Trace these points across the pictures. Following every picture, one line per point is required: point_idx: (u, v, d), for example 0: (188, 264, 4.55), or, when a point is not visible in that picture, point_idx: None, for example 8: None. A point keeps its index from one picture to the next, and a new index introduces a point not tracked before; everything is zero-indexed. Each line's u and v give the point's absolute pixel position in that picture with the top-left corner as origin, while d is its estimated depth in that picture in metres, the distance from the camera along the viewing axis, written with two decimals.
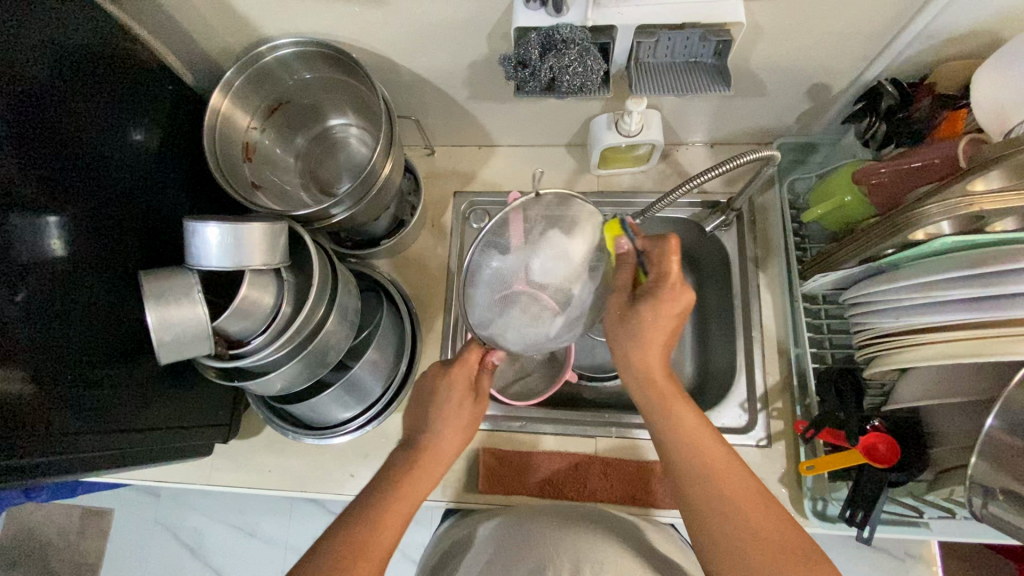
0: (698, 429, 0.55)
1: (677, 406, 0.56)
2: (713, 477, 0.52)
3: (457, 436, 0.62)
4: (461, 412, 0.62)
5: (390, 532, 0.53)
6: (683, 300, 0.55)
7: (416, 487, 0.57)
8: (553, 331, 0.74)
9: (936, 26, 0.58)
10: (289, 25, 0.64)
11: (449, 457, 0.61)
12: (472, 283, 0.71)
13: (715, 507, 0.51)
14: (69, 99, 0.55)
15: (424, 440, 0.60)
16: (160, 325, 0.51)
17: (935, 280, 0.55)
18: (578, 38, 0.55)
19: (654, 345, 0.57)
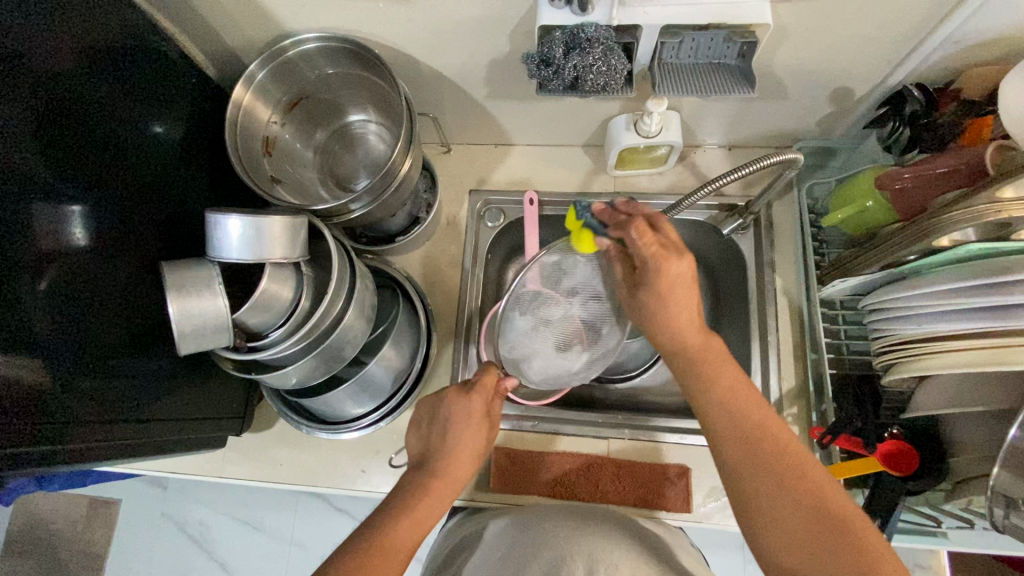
0: (737, 385, 0.54)
1: (714, 361, 0.56)
2: (756, 434, 0.51)
3: (468, 459, 0.59)
4: (471, 435, 0.59)
5: (393, 558, 0.50)
6: (677, 272, 0.54)
7: (425, 512, 0.54)
8: (575, 367, 0.75)
9: (965, 31, 0.58)
10: (313, 20, 0.65)
11: (458, 484, 0.58)
12: (507, 313, 0.69)
13: (765, 468, 0.49)
14: (91, 89, 0.55)
15: (436, 465, 0.58)
16: (182, 317, 0.51)
17: (963, 286, 0.54)
18: (603, 37, 0.55)
19: (685, 316, 0.56)
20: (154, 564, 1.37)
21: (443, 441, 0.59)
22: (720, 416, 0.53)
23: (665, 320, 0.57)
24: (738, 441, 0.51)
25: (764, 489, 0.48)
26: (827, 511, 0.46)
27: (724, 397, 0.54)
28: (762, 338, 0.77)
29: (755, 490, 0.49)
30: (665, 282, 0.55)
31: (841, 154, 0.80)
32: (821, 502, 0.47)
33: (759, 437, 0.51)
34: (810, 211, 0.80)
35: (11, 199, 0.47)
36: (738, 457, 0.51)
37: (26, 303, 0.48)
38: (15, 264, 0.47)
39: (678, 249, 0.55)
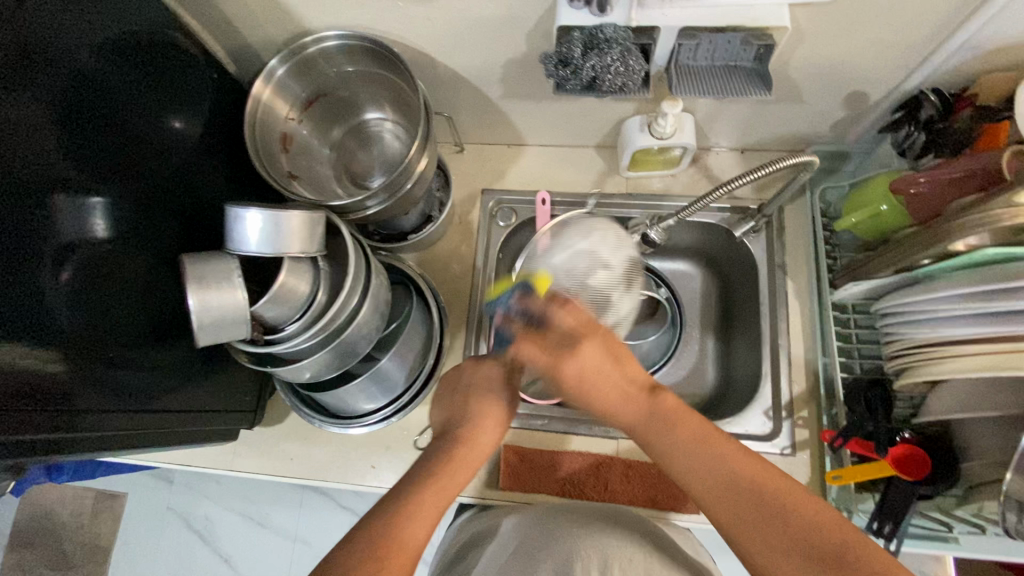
0: (692, 427, 0.52)
1: (665, 421, 0.54)
2: (714, 463, 0.50)
3: (494, 426, 0.59)
4: (495, 403, 0.60)
5: (421, 526, 0.49)
6: (584, 357, 0.55)
7: (455, 477, 0.55)
8: None
9: (983, 36, 0.58)
10: (334, 18, 0.65)
11: (484, 451, 0.58)
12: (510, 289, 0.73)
13: (745, 510, 0.48)
14: (112, 83, 0.56)
15: (460, 434, 0.58)
16: (201, 309, 0.52)
17: (978, 290, 0.54)
18: (621, 38, 0.56)
19: (614, 397, 0.56)
20: (158, 558, 1.37)
21: (470, 409, 0.59)
22: (686, 472, 0.51)
23: (600, 408, 0.57)
24: (714, 495, 0.49)
25: (755, 539, 0.47)
26: (813, 531, 0.45)
27: (678, 455, 0.52)
28: (773, 341, 0.77)
29: (748, 545, 0.47)
30: (579, 364, 0.55)
31: (854, 158, 0.80)
32: (809, 523, 0.46)
33: (733, 482, 0.49)
34: (823, 215, 0.80)
35: (36, 191, 0.48)
36: (721, 511, 0.49)
37: (49, 293, 0.49)
38: (39, 255, 0.48)
39: (567, 344, 0.56)
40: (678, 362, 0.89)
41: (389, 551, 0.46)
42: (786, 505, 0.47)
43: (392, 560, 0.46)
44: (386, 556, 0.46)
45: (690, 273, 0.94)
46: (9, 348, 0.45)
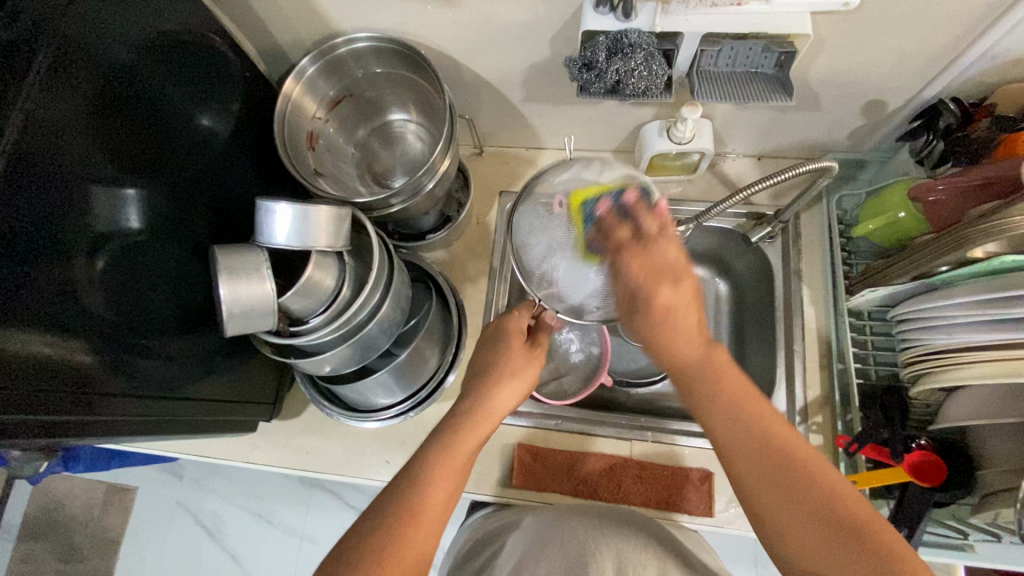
0: (742, 388, 0.52)
1: (715, 376, 0.53)
2: (758, 427, 0.50)
3: (514, 383, 0.61)
4: (514, 360, 0.62)
5: (442, 486, 0.53)
6: (681, 297, 0.53)
7: (472, 435, 0.57)
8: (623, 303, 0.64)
9: (1004, 47, 0.58)
10: (365, 21, 0.67)
11: (503, 412, 0.60)
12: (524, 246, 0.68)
13: (784, 482, 0.47)
14: (146, 78, 0.57)
15: (481, 388, 0.60)
16: (231, 299, 0.53)
17: (996, 298, 0.54)
18: (645, 43, 0.57)
19: (685, 336, 0.53)
20: (165, 553, 1.38)
21: (489, 374, 0.61)
22: (727, 429, 0.50)
23: (666, 341, 0.54)
24: (746, 448, 0.49)
25: (766, 483, 0.48)
26: (846, 512, 0.45)
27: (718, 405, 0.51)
28: (788, 346, 0.78)
29: (774, 512, 0.47)
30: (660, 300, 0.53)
31: (871, 166, 0.81)
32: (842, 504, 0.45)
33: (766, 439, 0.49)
34: (839, 223, 0.81)
35: (75, 182, 0.49)
36: (756, 479, 0.48)
37: (82, 281, 0.50)
38: (76, 243, 0.49)
39: (674, 278, 0.53)
40: None
41: (415, 515, 0.50)
42: (829, 489, 0.46)
43: (419, 526, 0.49)
44: (414, 524, 0.49)
45: (703, 278, 0.95)
46: (42, 335, 0.46)
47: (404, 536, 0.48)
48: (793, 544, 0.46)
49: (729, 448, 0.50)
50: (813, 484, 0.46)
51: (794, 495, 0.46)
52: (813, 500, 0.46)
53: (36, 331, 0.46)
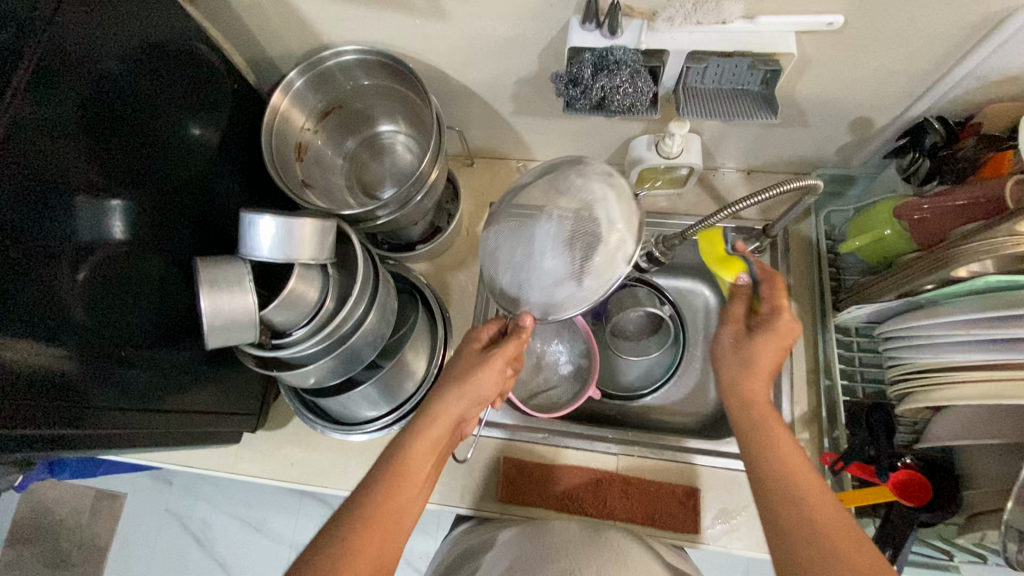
0: (798, 461, 0.53)
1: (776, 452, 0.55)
2: (799, 485, 0.51)
3: (468, 393, 0.60)
4: (464, 369, 0.62)
5: (394, 499, 0.53)
6: (761, 352, 0.60)
7: (420, 442, 0.57)
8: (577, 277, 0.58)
9: (988, 67, 0.59)
10: (353, 35, 0.67)
11: (455, 416, 0.60)
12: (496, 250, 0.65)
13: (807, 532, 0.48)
14: (135, 89, 0.58)
15: (433, 398, 0.60)
16: (212, 311, 0.53)
17: (977, 318, 0.54)
18: (630, 60, 0.57)
19: (757, 389, 0.60)
20: (155, 560, 1.37)
21: (444, 381, 0.62)
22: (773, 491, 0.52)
23: (750, 398, 0.60)
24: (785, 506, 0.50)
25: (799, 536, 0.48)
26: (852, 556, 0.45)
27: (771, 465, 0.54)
28: (776, 362, 0.78)
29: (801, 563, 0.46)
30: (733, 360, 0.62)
31: (860, 182, 0.81)
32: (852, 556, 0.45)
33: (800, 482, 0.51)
34: (827, 238, 0.80)
35: (60, 190, 0.49)
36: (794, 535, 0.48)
37: (65, 292, 0.49)
38: (59, 251, 0.49)
39: (772, 326, 0.60)
40: (681, 379, 0.90)
41: (365, 523, 0.51)
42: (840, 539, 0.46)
43: (370, 536, 0.51)
44: (365, 532, 0.50)
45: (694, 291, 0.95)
46: (23, 345, 0.46)
47: (359, 544, 0.50)
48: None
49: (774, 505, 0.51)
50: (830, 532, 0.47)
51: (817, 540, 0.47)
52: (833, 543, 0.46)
53: (18, 340, 0.45)
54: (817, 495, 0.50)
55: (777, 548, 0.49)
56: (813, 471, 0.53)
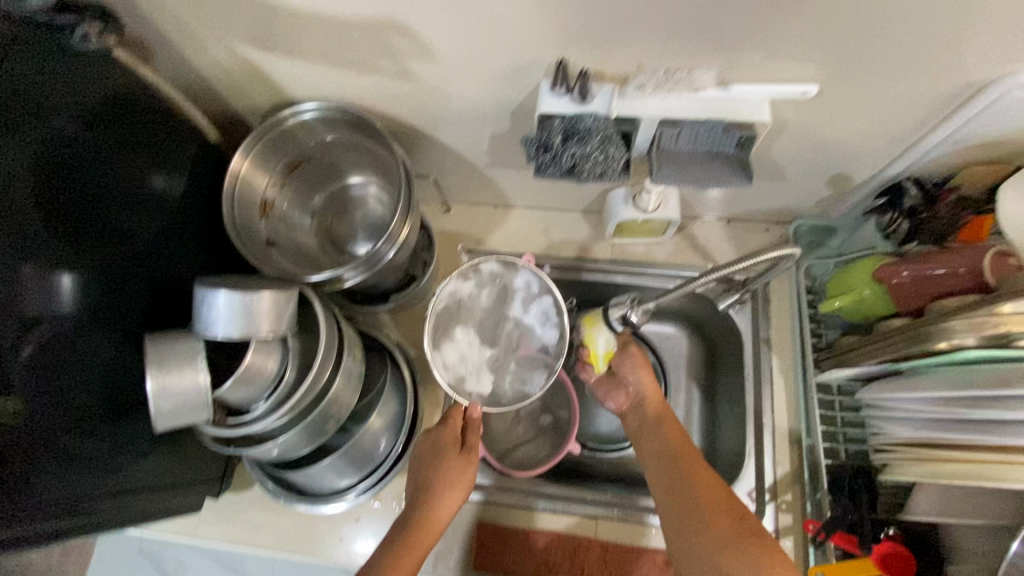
0: (684, 445, 0.64)
1: (660, 442, 0.65)
2: (687, 472, 0.61)
3: (456, 491, 0.65)
4: (451, 470, 0.66)
5: None
6: (638, 372, 0.72)
7: (420, 542, 0.62)
8: (470, 365, 0.80)
9: (964, 133, 0.58)
10: (317, 91, 0.65)
11: (446, 516, 0.65)
12: (521, 339, 0.82)
13: (695, 515, 0.58)
14: (93, 150, 0.55)
15: (424, 501, 0.64)
16: (159, 393, 0.50)
17: (958, 396, 0.52)
18: (601, 127, 0.56)
19: (664, 410, 0.69)
20: None
21: (432, 481, 0.65)
22: (661, 483, 0.62)
23: (653, 423, 0.68)
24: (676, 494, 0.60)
25: (680, 517, 0.59)
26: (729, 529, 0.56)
27: (683, 489, 0.60)
28: (758, 419, 0.76)
29: (688, 539, 0.57)
30: (653, 431, 0.67)
31: (839, 233, 0.80)
32: (732, 533, 0.55)
33: (682, 468, 0.61)
34: (808, 292, 0.78)
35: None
36: (682, 517, 0.58)
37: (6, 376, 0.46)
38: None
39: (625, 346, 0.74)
40: None
41: None
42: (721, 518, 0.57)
43: None
44: None
45: (676, 336, 0.93)
46: None
47: None
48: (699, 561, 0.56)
49: (663, 495, 0.61)
50: (711, 509, 0.58)
51: (698, 517, 0.57)
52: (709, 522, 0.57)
53: None
54: (705, 477, 0.60)
55: (666, 517, 0.60)
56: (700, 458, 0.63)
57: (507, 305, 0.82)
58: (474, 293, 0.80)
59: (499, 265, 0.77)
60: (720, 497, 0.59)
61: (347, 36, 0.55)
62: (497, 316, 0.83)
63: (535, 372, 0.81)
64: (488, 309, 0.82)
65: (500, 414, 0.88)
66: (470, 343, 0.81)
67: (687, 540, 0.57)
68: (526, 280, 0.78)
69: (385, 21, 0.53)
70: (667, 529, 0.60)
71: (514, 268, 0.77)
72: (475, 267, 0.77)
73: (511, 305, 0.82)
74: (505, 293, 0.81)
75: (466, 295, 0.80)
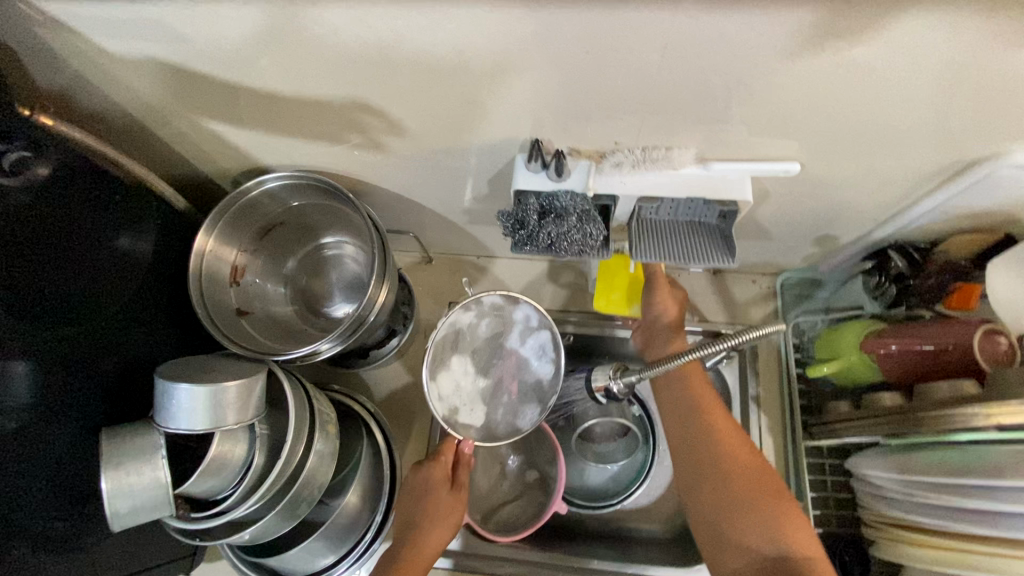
0: (724, 422, 0.63)
1: (695, 423, 0.64)
2: (725, 454, 0.60)
3: (446, 523, 0.65)
4: (438, 504, 0.65)
5: None
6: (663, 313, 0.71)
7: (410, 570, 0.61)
8: (464, 397, 0.72)
9: (951, 205, 0.56)
10: (288, 159, 0.63)
11: (439, 544, 0.64)
12: (519, 368, 0.74)
13: (730, 495, 0.58)
14: (47, 229, 0.53)
15: (411, 533, 0.63)
16: (117, 495, 0.48)
17: (945, 481, 0.50)
18: (578, 206, 0.55)
19: (698, 381, 0.67)
20: None
21: (419, 511, 0.65)
22: (695, 462, 0.62)
23: (686, 399, 0.66)
24: (708, 473, 0.60)
25: (712, 497, 0.59)
26: (768, 515, 0.56)
27: (719, 471, 0.60)
28: None
29: (719, 517, 0.58)
30: (678, 412, 0.66)
31: (827, 286, 0.78)
32: (771, 517, 0.56)
33: (721, 450, 0.61)
34: (795, 349, 0.76)
35: None
36: (716, 498, 0.59)
37: None
38: None
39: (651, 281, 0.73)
40: (654, 481, 0.86)
41: None
42: (761, 504, 0.57)
43: None
44: None
45: None
46: None
47: None
48: (736, 539, 0.56)
49: (692, 474, 0.62)
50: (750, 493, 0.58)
51: (734, 498, 0.58)
52: (746, 506, 0.57)
53: None
54: (746, 462, 0.60)
55: (696, 498, 0.60)
56: (741, 441, 0.62)
57: (505, 334, 0.74)
58: (473, 324, 0.74)
59: (501, 297, 0.71)
60: (760, 483, 0.58)
61: (317, 114, 0.54)
62: (495, 346, 0.75)
63: (530, 406, 0.72)
64: (484, 337, 0.75)
65: (484, 474, 0.86)
66: (466, 372, 0.73)
67: (719, 516, 0.58)
68: (526, 310, 0.72)
69: (353, 102, 0.51)
70: (696, 508, 0.60)
71: (515, 301, 0.72)
72: (476, 297, 0.71)
73: (508, 333, 0.74)
74: (505, 321, 0.74)
75: (464, 325, 0.73)
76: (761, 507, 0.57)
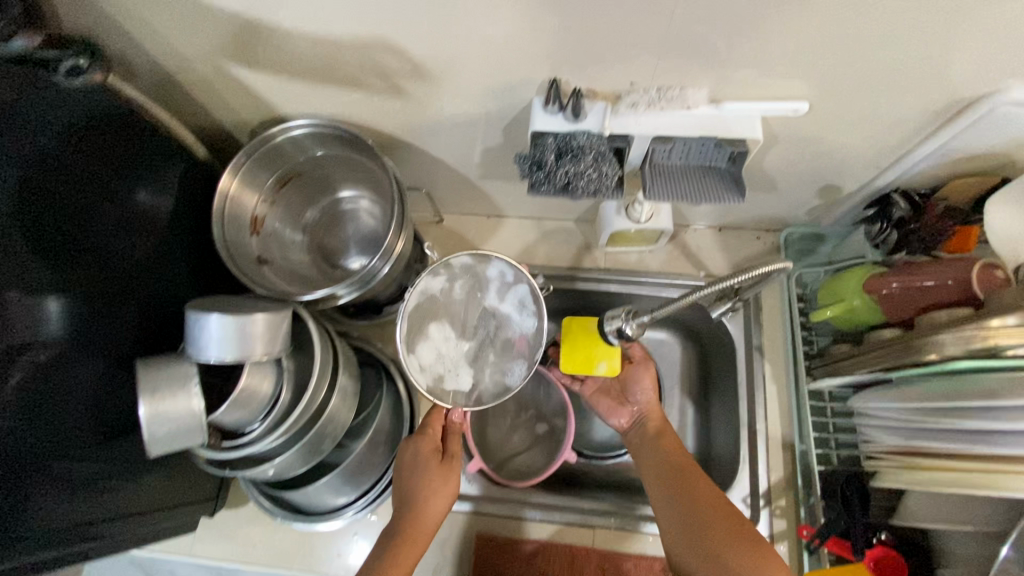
0: (686, 467, 0.65)
1: (660, 467, 0.66)
2: (689, 493, 0.62)
3: (442, 495, 0.64)
4: (432, 476, 0.64)
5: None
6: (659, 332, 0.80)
7: (412, 540, 0.61)
8: (447, 364, 0.71)
9: (953, 146, 0.58)
10: (307, 107, 0.64)
11: (438, 516, 0.64)
12: (499, 329, 0.73)
13: (700, 532, 0.59)
14: (77, 168, 0.54)
15: (410, 503, 0.63)
16: (153, 419, 0.50)
17: (945, 407, 0.54)
18: (595, 144, 0.57)
19: (664, 435, 0.70)
20: None
21: (416, 483, 0.64)
22: (664, 508, 0.63)
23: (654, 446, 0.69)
24: (678, 516, 0.61)
25: (683, 539, 0.59)
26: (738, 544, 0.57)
27: (688, 508, 0.61)
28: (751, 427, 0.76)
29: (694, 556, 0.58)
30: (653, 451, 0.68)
31: (829, 240, 0.81)
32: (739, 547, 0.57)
33: (686, 487, 0.63)
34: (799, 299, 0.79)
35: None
36: (687, 540, 0.59)
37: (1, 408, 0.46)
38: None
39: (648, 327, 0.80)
40: None
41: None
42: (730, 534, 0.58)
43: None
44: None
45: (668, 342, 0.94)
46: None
47: None
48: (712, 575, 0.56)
49: (664, 519, 0.62)
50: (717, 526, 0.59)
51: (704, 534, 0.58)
52: (717, 537, 0.58)
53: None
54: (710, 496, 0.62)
55: (671, 540, 0.61)
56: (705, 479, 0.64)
57: (482, 295, 0.74)
58: (448, 288, 0.73)
59: (470, 257, 0.71)
60: (725, 513, 0.60)
61: (337, 55, 0.55)
62: (472, 309, 0.74)
63: (517, 362, 0.71)
64: (461, 301, 0.74)
65: (495, 427, 0.89)
66: (446, 339, 0.72)
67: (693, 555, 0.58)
68: (498, 268, 0.71)
69: (374, 40, 0.53)
70: (673, 547, 0.60)
71: (486, 258, 0.71)
72: (444, 259, 0.71)
73: (485, 294, 0.74)
74: (479, 283, 0.73)
75: (438, 290, 0.73)
76: (730, 537, 0.57)
